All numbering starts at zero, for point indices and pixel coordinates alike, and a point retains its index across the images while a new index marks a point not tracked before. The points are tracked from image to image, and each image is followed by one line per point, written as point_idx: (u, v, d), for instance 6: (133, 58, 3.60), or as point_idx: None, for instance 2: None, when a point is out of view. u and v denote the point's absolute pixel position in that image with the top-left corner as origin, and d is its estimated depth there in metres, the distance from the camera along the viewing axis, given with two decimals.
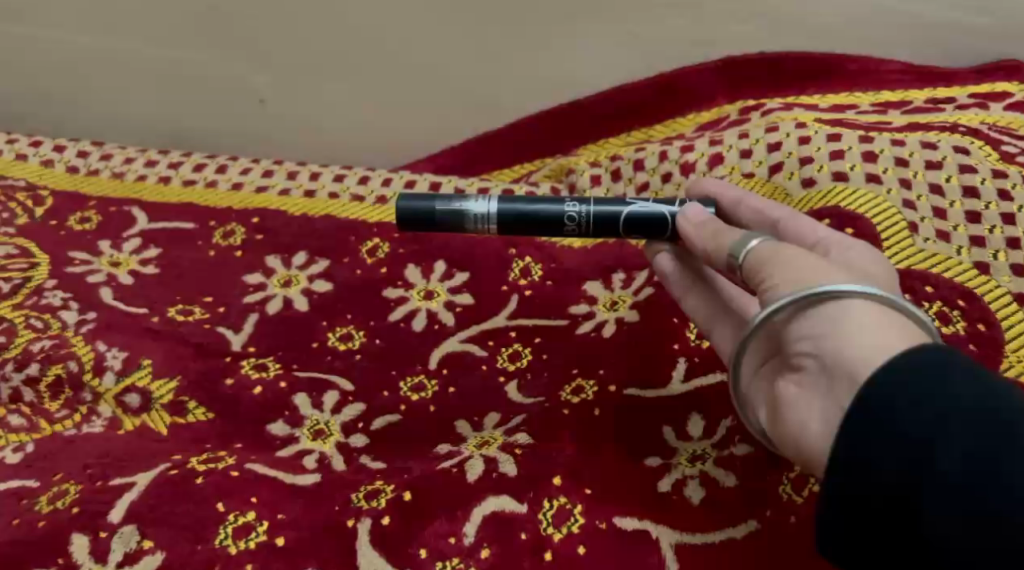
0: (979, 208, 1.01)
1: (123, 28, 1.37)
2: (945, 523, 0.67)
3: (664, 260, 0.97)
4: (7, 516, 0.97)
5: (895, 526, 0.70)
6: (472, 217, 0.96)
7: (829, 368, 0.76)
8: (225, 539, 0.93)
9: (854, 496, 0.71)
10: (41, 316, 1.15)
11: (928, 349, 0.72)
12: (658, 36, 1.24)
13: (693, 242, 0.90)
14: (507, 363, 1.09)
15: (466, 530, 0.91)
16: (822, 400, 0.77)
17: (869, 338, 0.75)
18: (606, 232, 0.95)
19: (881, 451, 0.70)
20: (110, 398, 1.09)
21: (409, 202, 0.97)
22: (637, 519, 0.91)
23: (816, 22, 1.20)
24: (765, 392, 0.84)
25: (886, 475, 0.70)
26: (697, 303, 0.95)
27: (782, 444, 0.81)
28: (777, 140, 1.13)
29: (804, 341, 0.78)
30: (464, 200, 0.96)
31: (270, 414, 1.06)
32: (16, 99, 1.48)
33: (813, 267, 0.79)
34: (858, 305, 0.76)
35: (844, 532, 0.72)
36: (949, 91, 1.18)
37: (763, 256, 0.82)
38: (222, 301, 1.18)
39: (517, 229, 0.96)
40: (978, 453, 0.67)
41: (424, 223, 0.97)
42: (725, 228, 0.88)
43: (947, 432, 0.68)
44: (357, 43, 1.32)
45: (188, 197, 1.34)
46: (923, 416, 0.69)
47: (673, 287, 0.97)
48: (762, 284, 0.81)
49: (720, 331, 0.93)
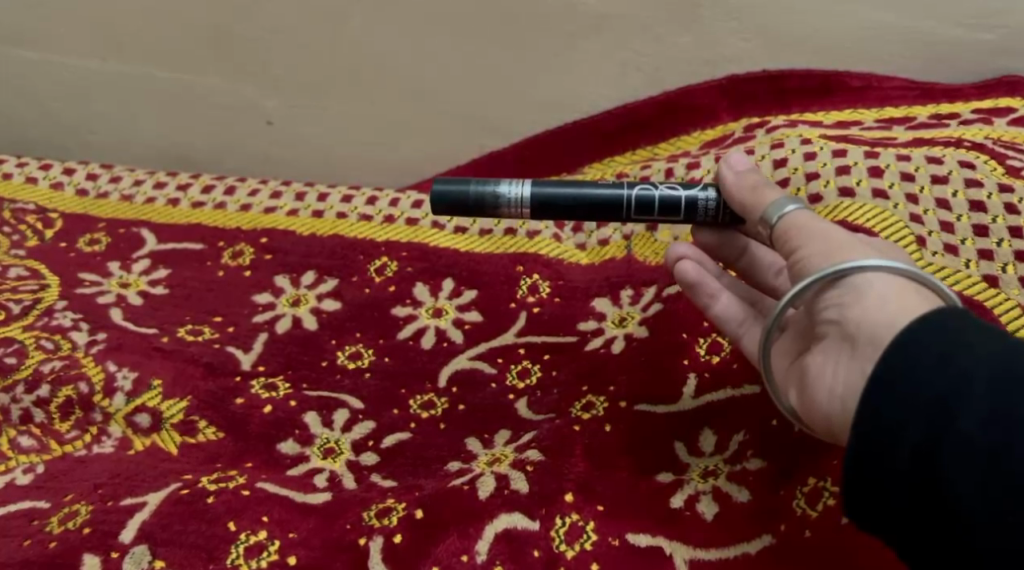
0: (986, 221, 1.01)
1: (131, 51, 1.38)
2: (966, 479, 0.70)
3: (689, 263, 0.97)
4: (19, 536, 0.97)
5: (919, 488, 0.72)
6: (505, 199, 0.95)
7: (854, 334, 0.79)
8: (237, 559, 0.93)
9: (875, 459, 0.73)
10: (52, 337, 1.15)
11: (949, 314, 0.75)
12: (661, 55, 1.25)
13: (731, 193, 0.91)
14: (516, 380, 1.09)
15: (478, 548, 0.91)
16: (847, 366, 0.79)
17: (895, 304, 0.78)
18: (640, 194, 0.94)
19: (904, 412, 0.72)
20: (121, 419, 1.09)
21: (441, 186, 0.96)
22: (650, 536, 0.91)
23: (819, 40, 1.20)
24: (793, 369, 0.86)
25: (908, 434, 0.72)
26: (727, 308, 0.95)
27: (810, 415, 0.83)
28: (782, 156, 1.13)
29: (832, 311, 0.81)
30: (498, 183, 0.95)
31: (280, 434, 1.06)
32: (26, 123, 1.49)
33: (847, 242, 0.82)
34: (885, 277, 0.79)
35: (867, 499, 0.75)
36: (952, 107, 1.18)
37: (797, 222, 0.85)
38: (232, 320, 1.19)
39: (551, 211, 0.95)
40: (995, 413, 0.70)
41: (456, 208, 0.95)
42: (766, 183, 0.90)
43: (966, 391, 0.71)
44: (362, 65, 1.33)
45: (196, 218, 1.34)
46: (943, 375, 0.72)
47: (704, 290, 0.96)
48: (795, 254, 0.84)
49: (754, 334, 0.94)
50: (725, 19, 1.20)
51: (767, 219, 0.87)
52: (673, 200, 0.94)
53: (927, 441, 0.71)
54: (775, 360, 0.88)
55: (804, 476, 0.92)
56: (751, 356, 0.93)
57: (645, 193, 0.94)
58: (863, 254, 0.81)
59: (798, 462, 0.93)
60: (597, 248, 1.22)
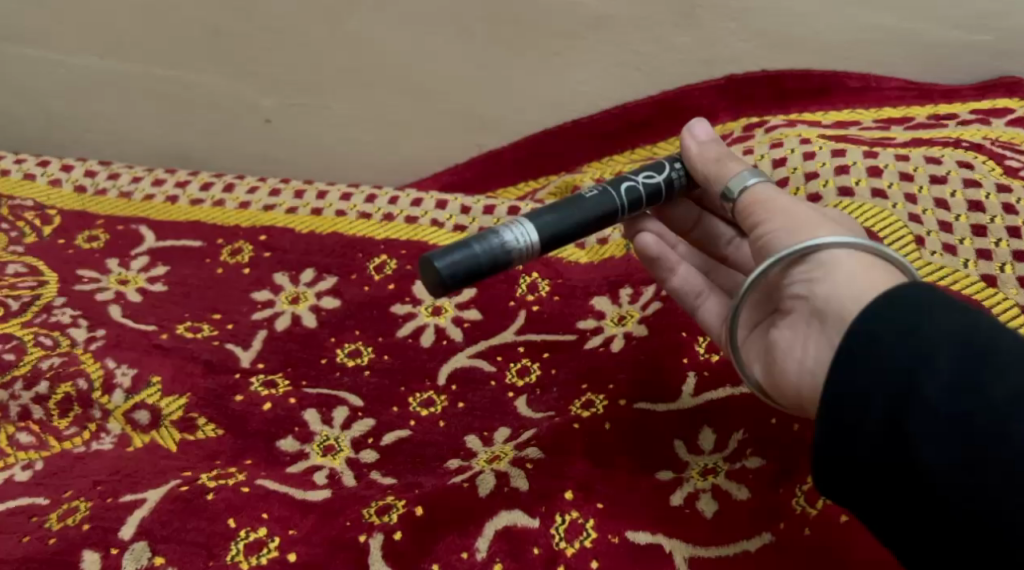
0: (984, 221, 1.01)
1: (130, 50, 1.38)
2: (936, 445, 0.70)
3: (651, 237, 0.95)
4: (18, 533, 0.96)
5: (892, 458, 0.72)
6: (515, 245, 0.86)
7: (824, 309, 0.80)
8: (237, 555, 0.93)
9: (846, 430, 0.74)
10: (50, 333, 1.15)
11: (914, 287, 0.76)
12: (660, 56, 1.25)
13: (695, 163, 0.92)
14: (516, 378, 1.10)
15: (478, 545, 0.91)
16: (815, 339, 0.81)
17: (862, 279, 0.79)
18: (626, 184, 0.91)
19: (872, 386, 0.73)
20: (119, 416, 1.09)
21: (448, 263, 0.83)
22: (649, 533, 0.91)
23: (818, 41, 1.21)
24: (760, 341, 0.87)
25: (876, 402, 0.73)
26: (686, 278, 0.96)
27: (779, 391, 0.84)
28: (781, 156, 1.13)
29: (799, 285, 0.82)
30: (500, 233, 0.85)
31: (279, 431, 1.06)
32: (22, 120, 1.49)
33: (813, 221, 0.83)
34: (850, 252, 0.80)
35: (843, 472, 0.75)
36: (950, 107, 1.19)
37: (762, 200, 0.86)
38: (231, 318, 1.19)
39: (563, 240, 0.88)
40: (960, 379, 0.70)
41: (473, 276, 0.84)
42: (729, 153, 0.91)
43: (930, 358, 0.72)
44: (360, 63, 1.33)
45: (194, 215, 1.34)
46: (907, 344, 0.73)
47: (666, 260, 0.96)
48: (762, 230, 0.85)
49: (712, 305, 0.95)
50: (723, 19, 1.20)
51: (729, 193, 0.88)
52: (657, 190, 0.92)
53: (894, 412, 0.72)
54: (738, 330, 0.89)
55: (804, 474, 0.93)
56: (710, 328, 0.95)
57: (632, 189, 0.91)
58: (828, 230, 0.82)
59: (798, 461, 0.93)
60: (596, 246, 1.21)
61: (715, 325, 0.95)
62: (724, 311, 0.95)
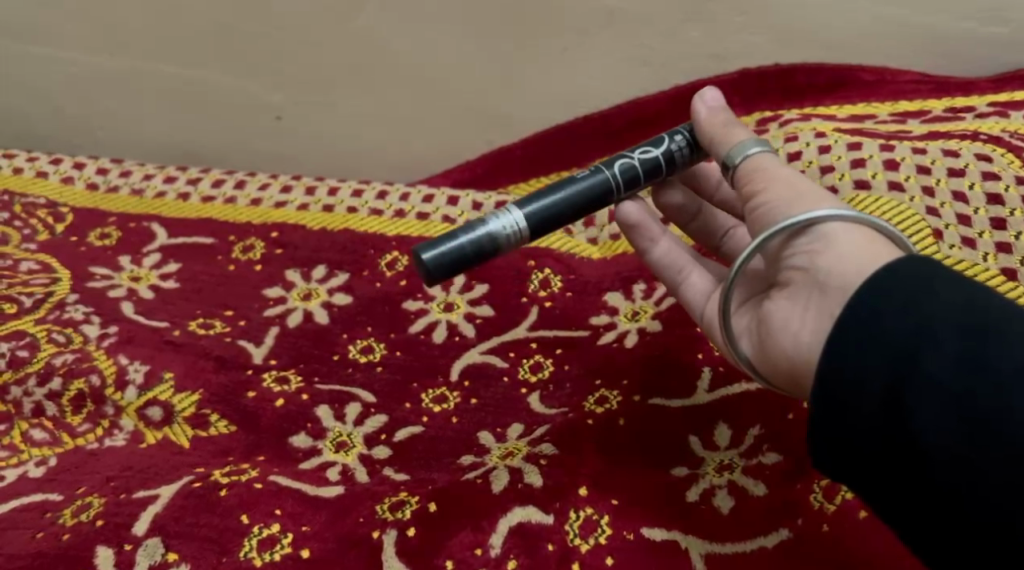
0: (1003, 214, 1.01)
1: (142, 48, 1.38)
2: (937, 423, 0.70)
3: (633, 205, 0.93)
4: (31, 529, 0.96)
5: (892, 436, 0.72)
6: (500, 232, 0.89)
7: (824, 282, 0.79)
8: (250, 552, 0.93)
9: (843, 408, 0.74)
10: (63, 330, 1.15)
11: (915, 263, 0.75)
12: (672, 50, 1.24)
13: (702, 127, 0.90)
14: (529, 374, 1.09)
15: (492, 541, 0.91)
16: (813, 312, 0.80)
17: (864, 253, 0.78)
18: (621, 163, 0.91)
19: (873, 363, 0.72)
20: (132, 412, 1.09)
21: (432, 253, 0.88)
22: (665, 530, 0.91)
23: (831, 35, 1.20)
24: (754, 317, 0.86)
25: (878, 378, 0.72)
26: (667, 251, 0.94)
27: (774, 366, 0.83)
28: (796, 149, 1.12)
29: (798, 258, 0.81)
30: (485, 221, 0.89)
31: (292, 427, 1.06)
32: (34, 118, 1.49)
33: (817, 193, 0.83)
34: (852, 226, 0.80)
35: (843, 450, 0.75)
36: (967, 100, 1.17)
37: (763, 169, 0.85)
38: (243, 315, 1.18)
39: (550, 224, 0.90)
40: (965, 355, 0.70)
41: (462, 263, 0.88)
42: (738, 122, 0.89)
43: (932, 335, 0.71)
44: (370, 59, 1.33)
45: (206, 212, 1.34)
46: (910, 321, 0.72)
47: (647, 230, 0.94)
48: (763, 197, 0.84)
49: (694, 280, 0.94)
50: (735, 13, 1.20)
51: (730, 157, 0.87)
52: (655, 165, 0.92)
53: (895, 389, 0.71)
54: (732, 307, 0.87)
55: None
56: (691, 303, 0.93)
57: (628, 166, 0.91)
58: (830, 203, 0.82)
59: None
60: (608, 242, 1.21)
61: (696, 300, 0.93)
62: (706, 286, 0.93)
